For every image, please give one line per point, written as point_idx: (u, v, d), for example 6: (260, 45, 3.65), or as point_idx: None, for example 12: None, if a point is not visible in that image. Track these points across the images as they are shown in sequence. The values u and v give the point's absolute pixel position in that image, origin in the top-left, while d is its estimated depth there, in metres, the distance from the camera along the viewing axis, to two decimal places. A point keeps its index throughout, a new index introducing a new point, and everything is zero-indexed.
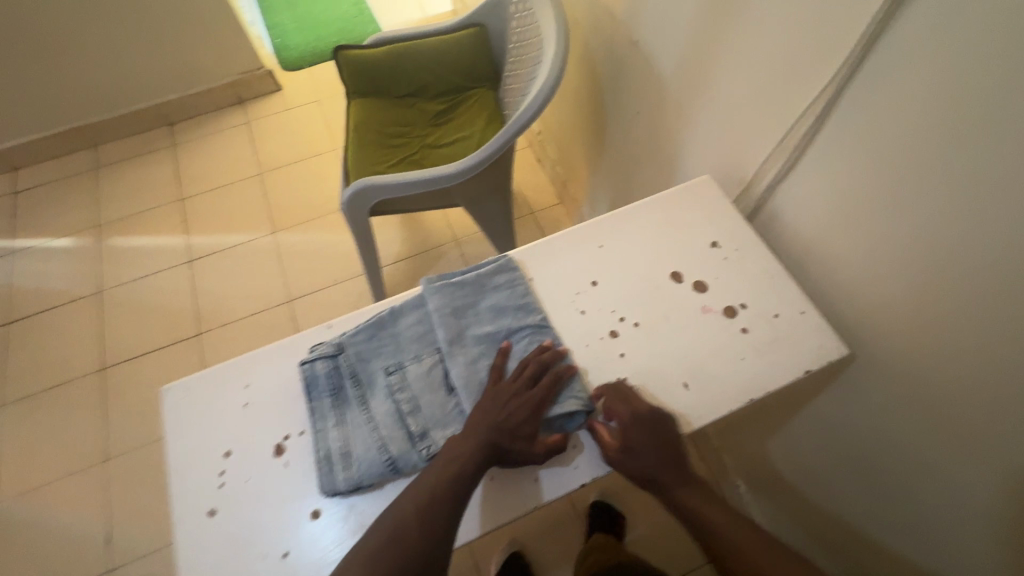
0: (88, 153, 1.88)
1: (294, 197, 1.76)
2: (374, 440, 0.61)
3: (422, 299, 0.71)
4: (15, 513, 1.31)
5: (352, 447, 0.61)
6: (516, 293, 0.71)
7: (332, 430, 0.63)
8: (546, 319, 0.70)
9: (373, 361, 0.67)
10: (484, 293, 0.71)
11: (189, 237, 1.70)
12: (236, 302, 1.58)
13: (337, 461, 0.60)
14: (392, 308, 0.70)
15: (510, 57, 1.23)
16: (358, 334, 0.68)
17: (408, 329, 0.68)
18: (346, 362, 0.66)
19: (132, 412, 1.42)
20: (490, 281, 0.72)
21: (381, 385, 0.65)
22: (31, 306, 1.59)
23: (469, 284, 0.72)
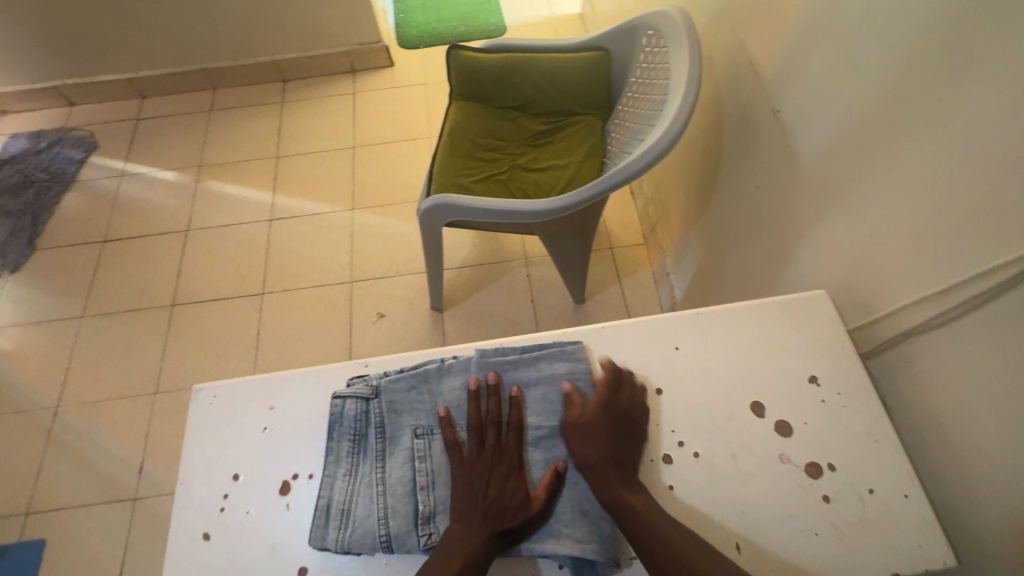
0: (207, 94, 1.98)
1: (379, 177, 1.77)
2: (377, 507, 0.56)
3: (473, 364, 0.64)
4: (72, 418, 1.42)
5: (354, 507, 0.57)
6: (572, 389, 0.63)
7: (340, 480, 0.59)
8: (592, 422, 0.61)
9: (404, 417, 0.61)
10: (540, 376, 0.64)
11: (275, 195, 1.75)
12: (302, 269, 1.61)
13: (334, 517, 0.56)
14: (440, 363, 0.64)
15: (629, 91, 1.13)
16: (398, 382, 0.62)
17: (449, 393, 0.63)
18: (376, 409, 0.61)
19: (189, 351, 1.50)
20: (547, 367, 0.64)
21: (404, 446, 0.60)
22: (127, 229, 1.71)
23: (524, 363, 0.64)
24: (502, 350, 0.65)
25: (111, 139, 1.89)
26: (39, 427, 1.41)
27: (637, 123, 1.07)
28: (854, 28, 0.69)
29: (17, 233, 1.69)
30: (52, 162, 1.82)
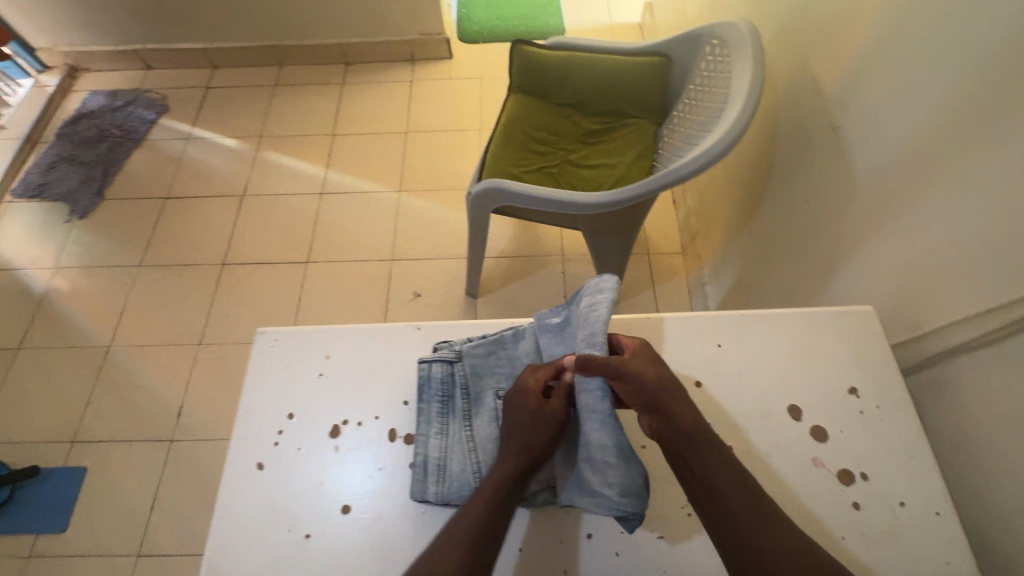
0: (273, 70, 2.07)
1: (429, 163, 1.82)
2: (473, 462, 0.61)
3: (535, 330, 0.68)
4: (121, 359, 1.51)
5: (450, 462, 0.61)
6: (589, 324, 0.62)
7: (433, 437, 0.63)
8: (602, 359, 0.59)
9: (487, 380, 0.66)
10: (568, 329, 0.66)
11: (328, 170, 1.82)
12: (346, 243, 1.67)
13: (432, 472, 0.60)
14: (515, 328, 0.68)
15: (686, 97, 1.14)
16: (479, 347, 0.66)
17: (524, 358, 0.67)
18: (461, 372, 0.65)
19: (233, 309, 1.57)
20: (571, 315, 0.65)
21: (488, 407, 0.64)
22: (188, 189, 1.80)
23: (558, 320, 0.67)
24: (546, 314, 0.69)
25: (181, 103, 1.99)
26: (91, 364, 1.50)
27: (692, 128, 1.09)
28: (926, 49, 0.69)
29: (88, 182, 1.80)
30: (125, 120, 1.93)
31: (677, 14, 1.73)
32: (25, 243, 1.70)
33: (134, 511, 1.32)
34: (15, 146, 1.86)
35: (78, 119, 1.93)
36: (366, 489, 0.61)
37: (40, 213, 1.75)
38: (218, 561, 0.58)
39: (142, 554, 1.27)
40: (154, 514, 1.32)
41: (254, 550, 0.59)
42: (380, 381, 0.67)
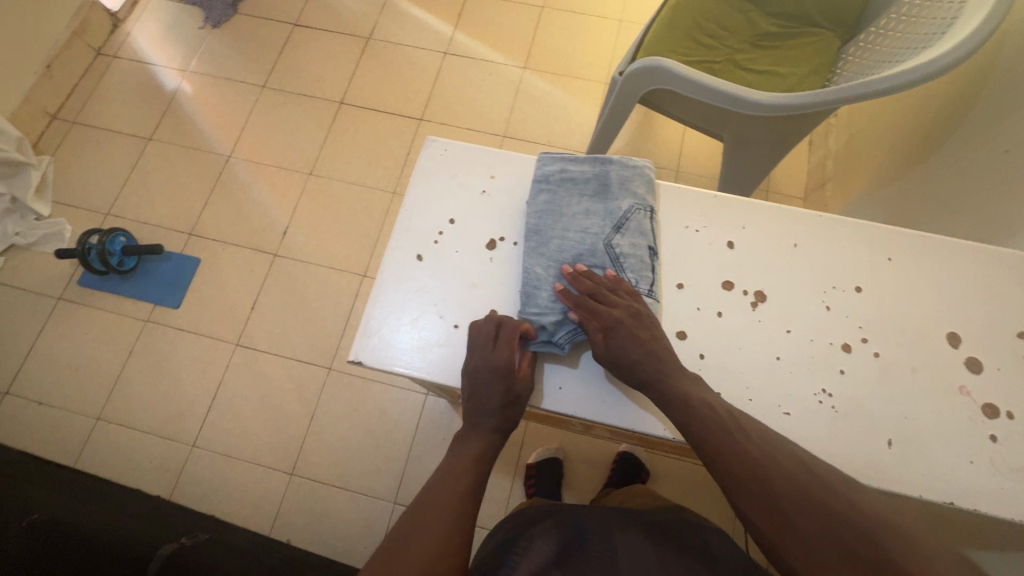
0: None
1: (559, 45, 1.72)
2: (546, 299, 0.62)
3: (603, 195, 0.66)
4: (238, 171, 1.59)
5: (526, 293, 0.63)
6: (590, 188, 0.67)
7: (530, 269, 0.64)
8: (591, 218, 0.65)
9: (559, 229, 0.65)
10: (603, 196, 0.66)
11: (455, 31, 1.75)
12: (462, 108, 1.65)
13: (523, 296, 0.63)
14: (599, 190, 0.67)
15: (894, 12, 1.02)
16: (557, 201, 0.67)
17: (593, 219, 0.65)
18: (536, 216, 0.66)
19: (343, 149, 1.61)
20: (609, 183, 0.67)
21: (557, 252, 0.64)
22: (316, 19, 1.78)
23: (600, 182, 0.67)
24: (604, 177, 0.67)
25: None
26: (211, 170, 1.59)
27: (895, 47, 0.98)
28: None
29: None
30: None
31: None
32: (161, 41, 1.75)
33: (234, 308, 1.45)
34: None
35: None
36: (513, 295, 0.65)
37: (177, 14, 1.79)
38: (375, 327, 0.64)
39: (239, 345, 1.41)
40: (253, 314, 1.44)
41: (407, 326, 0.64)
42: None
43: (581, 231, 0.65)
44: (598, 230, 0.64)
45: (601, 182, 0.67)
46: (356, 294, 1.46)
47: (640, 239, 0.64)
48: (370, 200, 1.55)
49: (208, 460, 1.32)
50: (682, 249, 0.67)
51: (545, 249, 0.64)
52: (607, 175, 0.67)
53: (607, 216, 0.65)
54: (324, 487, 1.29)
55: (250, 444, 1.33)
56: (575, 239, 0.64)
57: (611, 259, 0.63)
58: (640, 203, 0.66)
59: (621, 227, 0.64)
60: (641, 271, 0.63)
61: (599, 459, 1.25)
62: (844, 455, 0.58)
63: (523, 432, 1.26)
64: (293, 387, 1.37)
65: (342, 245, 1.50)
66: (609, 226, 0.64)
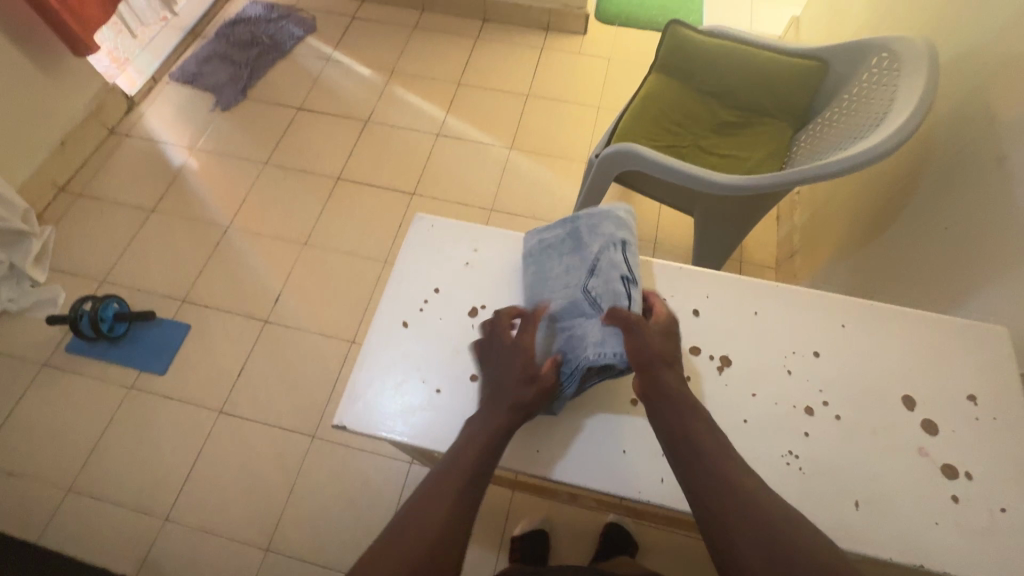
0: (416, 13, 2.18)
1: (543, 128, 1.87)
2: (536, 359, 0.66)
3: (577, 249, 0.71)
4: (235, 240, 1.65)
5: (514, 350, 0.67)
6: (564, 246, 0.72)
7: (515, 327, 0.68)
8: (568, 272, 0.70)
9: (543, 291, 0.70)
10: (577, 250, 0.71)
11: (448, 115, 1.91)
12: (453, 184, 1.76)
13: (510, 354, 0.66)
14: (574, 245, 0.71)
15: (836, 105, 1.15)
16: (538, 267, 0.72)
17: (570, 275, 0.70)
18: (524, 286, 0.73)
19: (338, 220, 1.69)
20: (581, 236, 0.72)
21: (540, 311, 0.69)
22: (319, 104, 1.93)
23: (573, 239, 0.72)
24: (577, 234, 0.72)
25: (328, 26, 2.13)
26: (210, 239, 1.65)
27: (839, 135, 1.09)
28: None
29: (236, 80, 1.96)
30: (276, 32, 2.08)
31: (828, 29, 1.69)
32: (173, 122, 1.88)
33: (221, 374, 1.45)
34: (180, 37, 2.05)
35: (237, 23, 2.10)
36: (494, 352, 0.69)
37: (190, 98, 1.93)
38: (358, 392, 0.67)
39: (223, 413, 1.40)
40: (239, 380, 1.44)
41: (390, 391, 0.66)
42: (514, 285, 0.74)
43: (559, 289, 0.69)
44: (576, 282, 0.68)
45: (575, 239, 0.72)
46: (344, 360, 1.47)
47: (615, 279, 0.67)
48: (362, 268, 1.61)
49: (180, 534, 1.27)
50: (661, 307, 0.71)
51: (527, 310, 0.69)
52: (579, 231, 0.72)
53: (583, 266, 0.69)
54: (302, 563, 1.23)
55: (226, 517, 1.28)
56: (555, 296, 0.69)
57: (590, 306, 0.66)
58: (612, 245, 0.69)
59: (595, 271, 0.68)
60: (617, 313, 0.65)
61: (588, 532, 1.22)
62: (813, 518, 0.59)
63: (509, 501, 1.24)
64: (274, 456, 1.35)
65: (333, 311, 1.54)
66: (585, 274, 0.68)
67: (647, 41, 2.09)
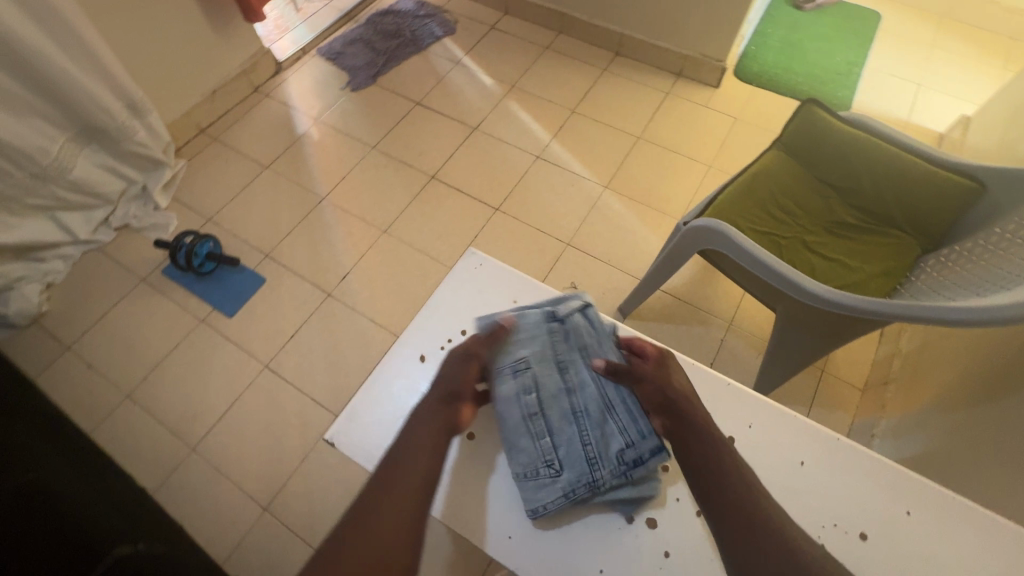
0: (551, 34, 2.19)
1: (644, 175, 1.81)
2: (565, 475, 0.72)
3: (557, 361, 0.80)
4: (325, 212, 1.76)
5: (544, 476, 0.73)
6: (541, 358, 0.80)
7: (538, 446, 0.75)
8: (560, 381, 0.79)
9: (549, 410, 0.77)
10: (559, 357, 0.80)
11: (553, 140, 1.90)
12: (537, 208, 1.74)
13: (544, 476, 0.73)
14: (551, 356, 0.80)
15: (983, 238, 0.98)
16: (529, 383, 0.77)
17: (563, 386, 0.79)
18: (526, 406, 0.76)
19: (421, 216, 1.74)
20: (556, 346, 0.81)
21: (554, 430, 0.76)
22: (437, 102, 2.01)
23: (550, 347, 0.81)
24: (552, 345, 0.81)
25: (466, 31, 2.21)
26: (305, 206, 1.77)
27: (975, 277, 0.94)
28: None
29: (371, 66, 2.10)
30: (419, 28, 2.20)
31: (1000, 139, 1.47)
32: (306, 92, 2.05)
33: (276, 332, 1.55)
34: (336, 17, 2.23)
35: (387, 13, 2.24)
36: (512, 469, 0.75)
37: (327, 74, 2.09)
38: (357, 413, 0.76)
39: (267, 368, 1.49)
40: (290, 342, 1.53)
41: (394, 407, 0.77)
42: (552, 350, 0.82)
43: (559, 400, 0.78)
44: (575, 388, 0.79)
45: (551, 349, 0.81)
46: (385, 351, 1.51)
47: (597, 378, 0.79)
48: (428, 268, 1.64)
49: (199, 468, 1.36)
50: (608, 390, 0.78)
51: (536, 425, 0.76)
52: (552, 342, 0.81)
53: (566, 375, 0.79)
54: (290, 534, 1.28)
55: (240, 466, 1.36)
56: (557, 403, 0.77)
57: (600, 410, 0.77)
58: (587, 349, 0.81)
59: (581, 372, 0.80)
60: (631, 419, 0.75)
61: None
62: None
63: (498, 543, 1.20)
64: (297, 422, 1.41)
65: (390, 302, 1.59)
66: (572, 386, 0.79)
67: (783, 108, 1.95)
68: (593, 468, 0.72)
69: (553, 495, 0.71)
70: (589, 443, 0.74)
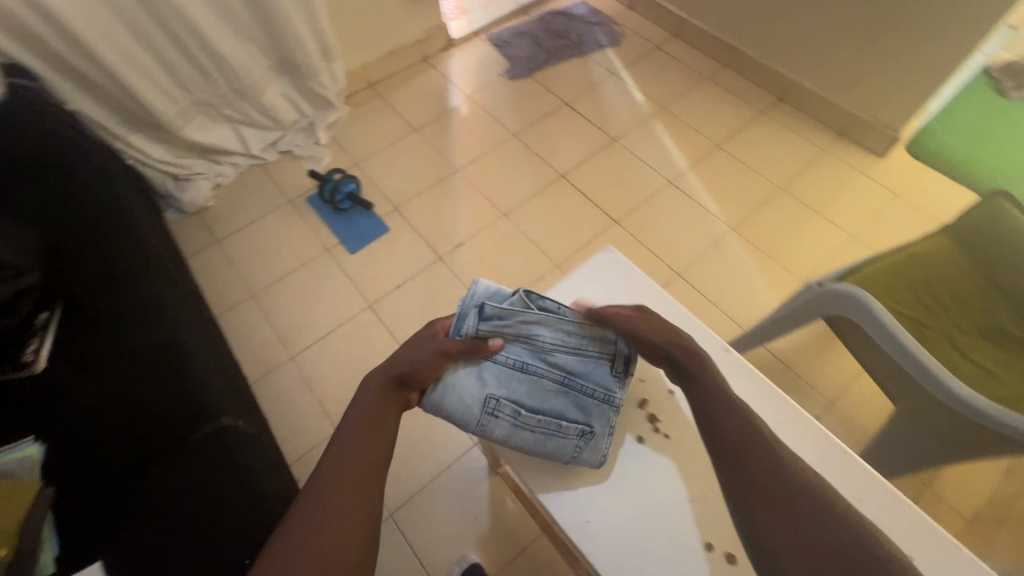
0: (715, 65, 2.16)
1: (775, 226, 1.73)
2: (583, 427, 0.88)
3: (500, 372, 0.89)
4: (456, 183, 1.87)
5: (572, 440, 0.88)
6: (489, 383, 0.89)
7: (552, 428, 0.88)
8: (519, 377, 0.90)
9: (531, 401, 0.89)
10: (499, 367, 0.90)
11: (689, 169, 1.87)
12: (655, 231, 1.73)
13: (576, 440, 0.88)
14: (493, 373, 0.89)
15: None
16: (501, 399, 0.88)
17: (525, 375, 0.90)
18: (514, 413, 0.88)
19: (541, 209, 1.80)
20: (489, 363, 0.90)
21: (549, 406, 0.90)
22: (584, 107, 2.05)
23: (485, 370, 0.89)
24: (484, 367, 0.89)
25: (630, 46, 2.23)
26: (439, 173, 1.89)
27: None
28: None
29: (532, 59, 2.19)
30: (586, 34, 2.26)
31: None
32: (467, 71, 2.18)
33: (386, 278, 1.67)
34: (511, 8, 2.35)
35: (560, 14, 2.33)
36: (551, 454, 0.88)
37: (490, 58, 2.21)
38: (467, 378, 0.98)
39: (370, 307, 1.62)
40: (395, 291, 1.65)
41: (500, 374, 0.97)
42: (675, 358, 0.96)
43: (536, 384, 0.90)
44: (536, 368, 0.91)
45: (490, 368, 0.89)
46: None
47: (543, 348, 0.91)
48: (535, 259, 1.69)
49: (291, 376, 1.51)
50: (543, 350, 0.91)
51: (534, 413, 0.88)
52: (482, 365, 0.89)
53: (518, 367, 0.90)
54: None
55: (325, 386, 1.49)
56: (531, 387, 0.90)
57: (564, 370, 0.91)
58: (511, 337, 0.91)
59: (527, 356, 0.91)
60: (574, 359, 0.92)
61: None
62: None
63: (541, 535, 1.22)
64: None
65: (491, 280, 1.65)
66: (530, 373, 0.90)
67: (954, 195, 1.77)
68: (592, 412, 0.90)
69: (591, 449, 0.88)
70: (587, 396, 0.90)
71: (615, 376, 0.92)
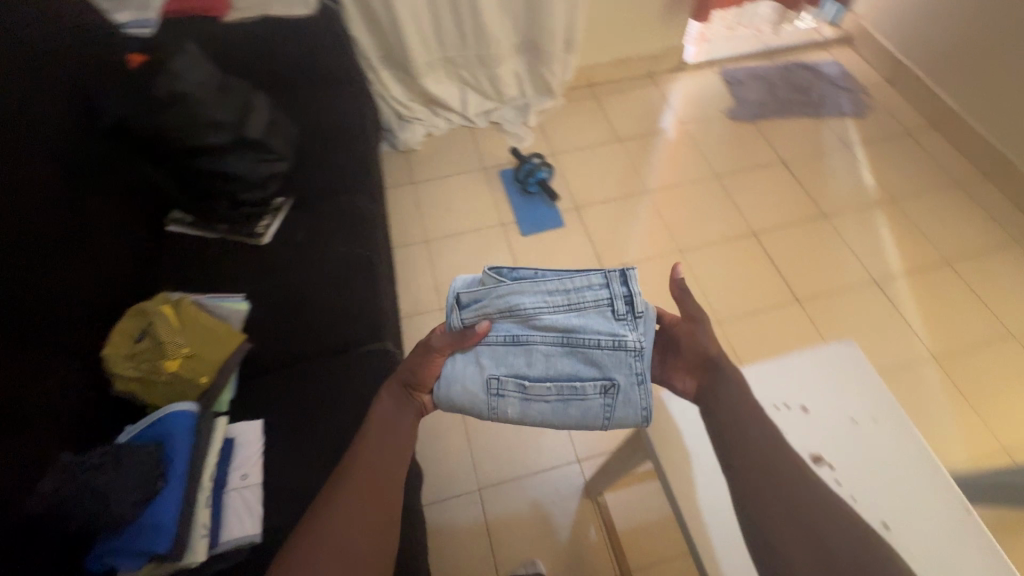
0: (973, 172, 1.87)
1: (991, 374, 1.47)
2: (602, 379, 0.81)
3: (491, 353, 0.83)
4: (642, 203, 1.84)
5: (594, 395, 0.81)
6: (482, 367, 0.83)
7: (568, 391, 0.82)
8: (512, 349, 0.83)
9: (536, 371, 0.82)
10: (487, 346, 0.83)
11: (903, 275, 1.65)
12: (839, 326, 1.56)
13: (598, 393, 0.81)
14: (484, 354, 0.83)
15: None
16: (497, 377, 0.82)
17: (521, 347, 0.82)
18: (516, 387, 0.82)
19: (720, 259, 1.70)
20: (477, 346, 0.83)
21: (558, 372, 0.82)
22: (801, 170, 1.90)
23: (473, 355, 0.84)
24: (473, 350, 0.84)
25: (875, 123, 2.02)
26: (629, 189, 1.88)
27: None
28: None
29: (760, 106, 2.08)
30: (829, 96, 2.09)
31: None
32: (689, 98, 2.12)
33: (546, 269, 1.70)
34: (756, 49, 2.24)
35: (806, 69, 2.17)
36: (577, 412, 0.82)
37: (715, 92, 2.14)
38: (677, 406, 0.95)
39: None
40: None
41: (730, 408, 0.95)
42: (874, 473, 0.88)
43: (533, 354, 0.82)
44: (529, 336, 0.82)
45: (480, 352, 0.83)
46: None
47: (534, 314, 0.81)
48: (698, 306, 1.61)
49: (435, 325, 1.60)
50: (534, 312, 0.81)
51: (539, 382, 0.82)
52: (467, 348, 0.83)
53: (510, 341, 0.82)
54: (461, 422, 1.44)
55: None
56: (529, 354, 0.82)
57: (563, 329, 0.81)
58: (492, 311, 0.82)
59: (516, 324, 0.83)
60: (565, 316, 0.81)
61: None
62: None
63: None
64: None
65: None
66: (524, 345, 0.82)
67: None
68: (609, 363, 0.81)
69: (618, 403, 0.81)
70: (598, 351, 0.81)
71: (620, 320, 0.80)
